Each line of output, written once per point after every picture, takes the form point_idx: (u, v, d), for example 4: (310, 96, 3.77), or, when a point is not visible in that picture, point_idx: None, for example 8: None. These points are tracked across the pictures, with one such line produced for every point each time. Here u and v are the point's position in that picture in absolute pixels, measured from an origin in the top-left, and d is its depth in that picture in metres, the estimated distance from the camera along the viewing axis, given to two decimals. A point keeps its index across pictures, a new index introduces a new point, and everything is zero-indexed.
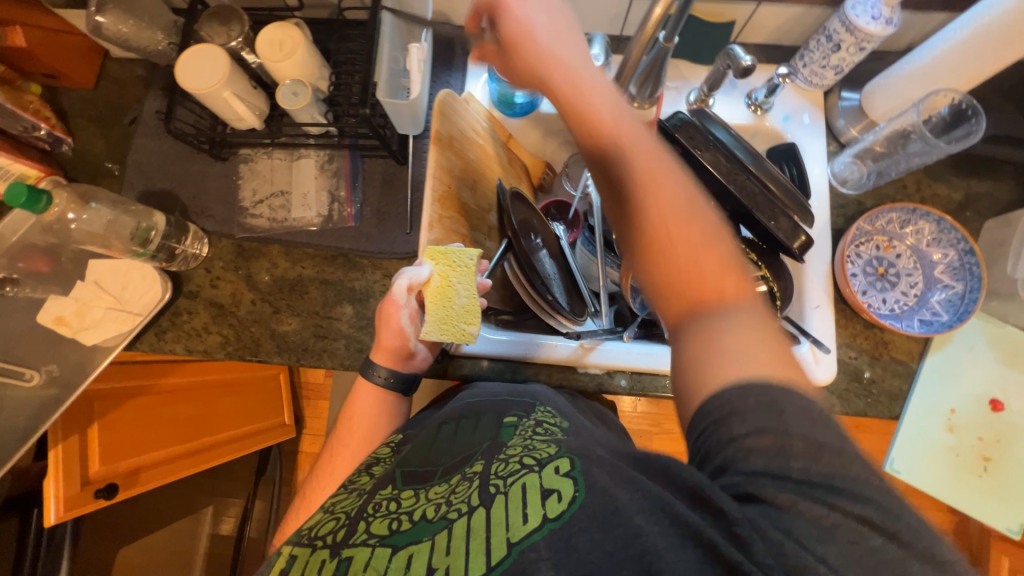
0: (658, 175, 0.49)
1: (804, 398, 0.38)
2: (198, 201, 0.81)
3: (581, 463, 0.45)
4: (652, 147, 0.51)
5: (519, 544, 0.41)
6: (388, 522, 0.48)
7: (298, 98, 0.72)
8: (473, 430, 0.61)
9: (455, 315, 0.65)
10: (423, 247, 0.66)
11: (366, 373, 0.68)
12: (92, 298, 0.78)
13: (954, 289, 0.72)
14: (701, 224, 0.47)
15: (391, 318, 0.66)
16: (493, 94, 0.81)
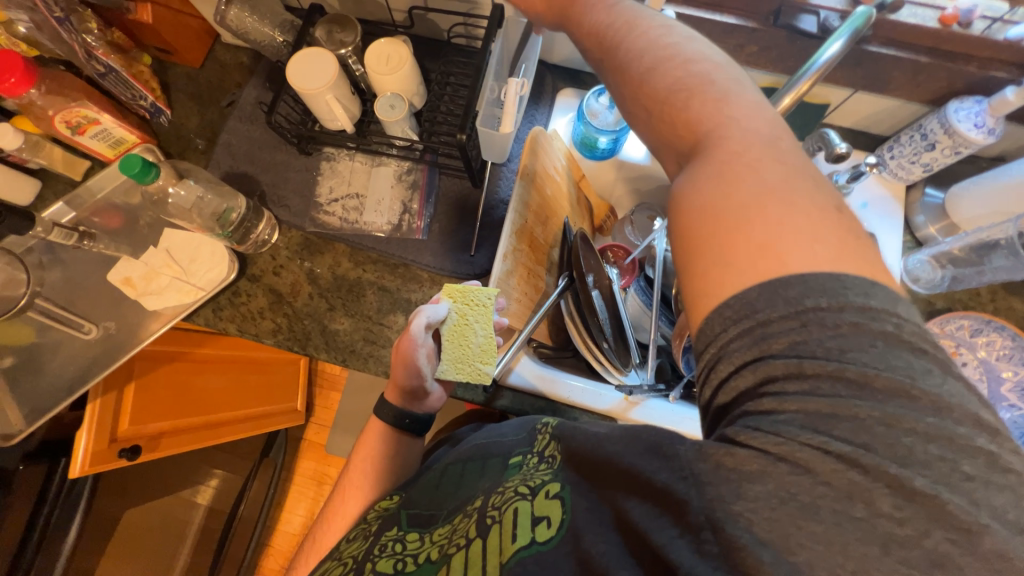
0: (688, 89, 0.43)
1: (829, 319, 0.32)
2: (278, 189, 0.84)
3: (569, 483, 0.45)
4: (688, 50, 0.45)
5: (509, 561, 0.42)
6: (394, 563, 0.53)
7: (394, 111, 0.74)
8: (482, 464, 0.60)
9: (471, 355, 0.66)
10: (442, 287, 0.69)
11: (380, 414, 0.71)
12: (161, 265, 0.81)
13: (1019, 410, 0.70)
14: (703, 89, 0.42)
15: (401, 358, 0.65)
16: (577, 135, 0.83)
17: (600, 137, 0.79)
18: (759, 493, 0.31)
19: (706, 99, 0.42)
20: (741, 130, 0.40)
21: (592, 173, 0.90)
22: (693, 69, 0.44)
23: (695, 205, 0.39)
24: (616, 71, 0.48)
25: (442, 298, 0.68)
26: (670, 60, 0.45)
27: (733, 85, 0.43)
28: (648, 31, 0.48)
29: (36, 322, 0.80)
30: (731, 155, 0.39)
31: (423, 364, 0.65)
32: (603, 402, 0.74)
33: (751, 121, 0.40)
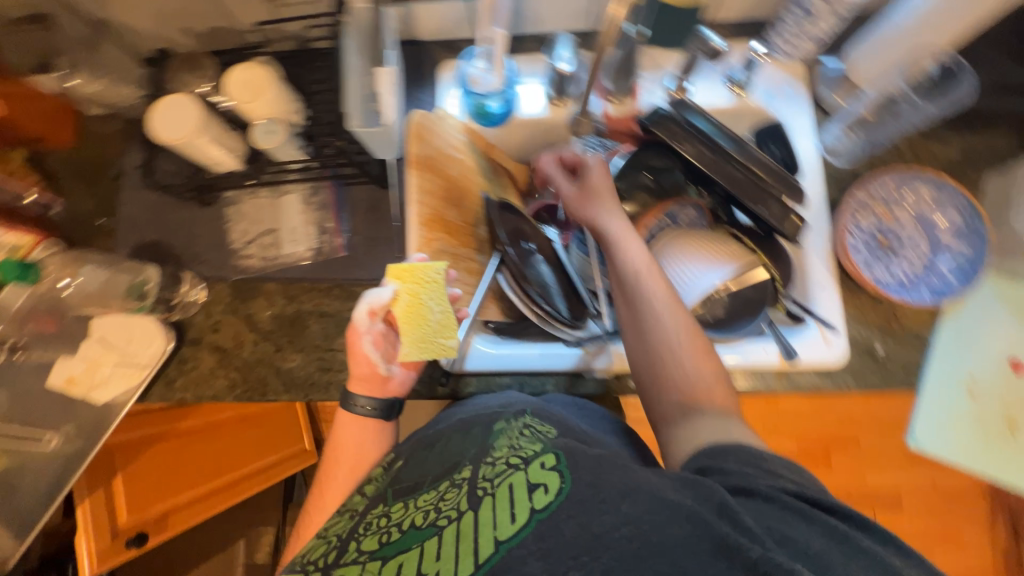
0: (671, 315, 0.60)
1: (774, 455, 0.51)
2: (191, 248, 0.82)
3: (566, 458, 0.50)
4: (658, 272, 0.62)
5: (507, 542, 0.45)
6: (378, 538, 0.52)
7: (273, 136, 0.73)
8: (465, 432, 0.62)
9: (431, 331, 0.65)
10: (388, 267, 0.66)
11: (348, 406, 0.68)
12: (100, 356, 0.79)
13: (960, 253, 0.70)
14: (681, 361, 0.58)
15: (353, 347, 0.66)
16: (468, 107, 0.79)
17: (490, 100, 0.77)
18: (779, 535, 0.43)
19: (684, 334, 0.59)
20: (721, 400, 0.57)
21: (499, 140, 0.87)
22: (697, 335, 0.60)
23: (680, 432, 0.56)
24: (632, 337, 0.61)
25: (388, 281, 0.66)
26: (674, 344, 0.59)
27: (720, 364, 0.60)
28: (659, 279, 0.61)
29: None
30: (710, 402, 0.57)
31: (372, 351, 0.66)
32: (564, 360, 0.74)
33: (726, 396, 0.58)
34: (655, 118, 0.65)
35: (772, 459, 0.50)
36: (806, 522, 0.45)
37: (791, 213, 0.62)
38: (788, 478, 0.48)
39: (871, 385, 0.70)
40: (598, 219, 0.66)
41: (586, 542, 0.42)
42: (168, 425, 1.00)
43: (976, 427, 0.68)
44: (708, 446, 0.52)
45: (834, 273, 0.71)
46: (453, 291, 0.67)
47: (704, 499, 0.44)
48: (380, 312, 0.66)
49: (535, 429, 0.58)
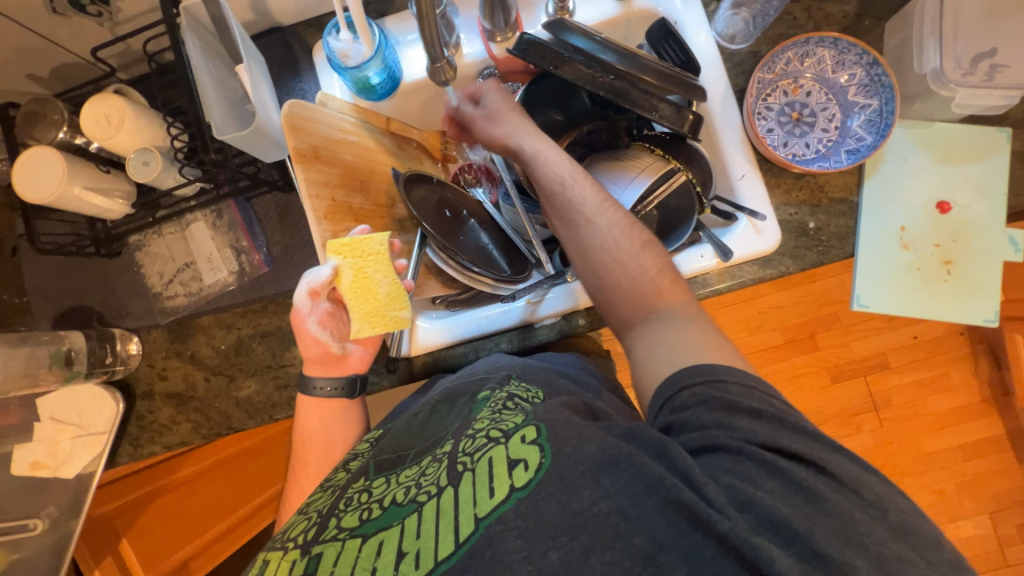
0: (605, 222, 0.58)
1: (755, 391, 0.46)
2: (112, 303, 0.78)
3: (547, 428, 0.46)
4: (585, 182, 0.60)
5: (487, 518, 0.42)
6: (358, 514, 0.49)
7: (150, 167, 0.67)
8: (449, 406, 0.61)
9: (381, 304, 0.64)
10: (325, 243, 0.62)
11: (308, 390, 0.69)
12: (56, 434, 0.77)
13: (870, 107, 0.69)
14: (625, 265, 0.57)
15: (301, 329, 0.67)
16: (349, 85, 0.74)
17: (369, 73, 0.71)
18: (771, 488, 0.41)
19: (624, 238, 0.57)
20: (670, 293, 0.56)
21: (397, 113, 0.83)
22: (635, 233, 0.58)
23: (641, 347, 0.54)
24: (574, 254, 0.59)
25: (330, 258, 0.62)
26: (612, 248, 0.57)
27: (663, 257, 0.58)
28: (586, 189, 0.60)
29: None
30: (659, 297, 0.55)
31: (319, 331, 0.67)
32: (511, 316, 0.74)
33: (675, 287, 0.56)
34: (526, 46, 0.61)
35: (744, 405, 0.45)
36: (777, 478, 0.41)
37: (685, 111, 0.62)
38: (757, 424, 0.43)
39: (810, 262, 0.70)
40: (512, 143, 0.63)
41: (566, 523, 0.41)
42: (164, 479, 0.99)
43: (914, 275, 0.69)
44: (667, 392, 0.48)
45: (752, 159, 0.70)
46: (399, 262, 0.69)
47: (669, 466, 0.42)
48: (322, 290, 0.65)
49: (519, 398, 0.55)
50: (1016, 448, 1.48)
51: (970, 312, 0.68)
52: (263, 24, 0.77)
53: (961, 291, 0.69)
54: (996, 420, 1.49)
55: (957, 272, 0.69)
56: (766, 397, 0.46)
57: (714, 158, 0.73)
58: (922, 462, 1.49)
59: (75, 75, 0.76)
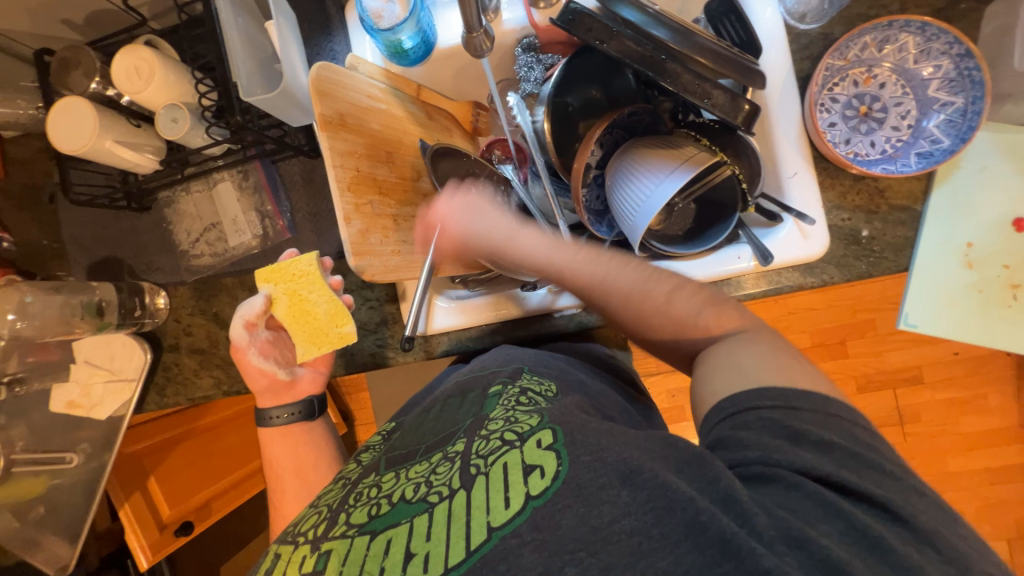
0: (623, 290, 0.56)
1: (821, 419, 0.42)
2: (142, 257, 0.79)
3: (562, 433, 0.45)
4: (590, 258, 0.58)
5: (501, 528, 0.40)
6: (367, 510, 0.48)
7: (179, 124, 0.66)
8: (461, 399, 0.61)
9: (323, 324, 0.66)
10: (256, 274, 0.67)
11: (265, 421, 0.71)
12: (89, 377, 0.81)
13: (953, 106, 0.61)
14: (661, 320, 0.55)
15: (244, 363, 0.69)
16: (381, 48, 0.71)
17: (402, 36, 0.67)
18: (830, 530, 0.37)
19: (648, 297, 0.55)
20: (720, 324, 0.53)
21: (428, 81, 0.78)
22: (654, 286, 0.55)
23: (705, 366, 0.51)
24: (613, 324, 0.59)
25: (261, 287, 0.67)
26: (642, 309, 0.55)
27: (702, 291, 0.56)
28: (594, 264, 0.57)
29: (29, 472, 0.85)
30: (711, 338, 0.53)
31: (262, 361, 0.69)
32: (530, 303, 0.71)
33: (723, 316, 0.54)
34: (571, 16, 0.56)
35: (812, 435, 0.41)
36: (836, 519, 0.37)
37: (740, 100, 0.56)
38: (826, 458, 0.40)
39: (858, 273, 0.64)
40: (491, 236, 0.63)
41: (586, 538, 0.38)
42: (191, 423, 1.04)
43: (974, 298, 0.63)
44: (727, 406, 0.45)
45: (809, 157, 0.64)
46: (335, 279, 0.67)
47: (713, 488, 0.39)
48: (257, 321, 0.67)
49: (532, 392, 0.55)
50: None
51: None
52: None
53: None
54: None
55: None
56: (840, 425, 0.42)
57: (764, 152, 0.67)
58: (944, 482, 1.43)
59: (107, 24, 0.75)
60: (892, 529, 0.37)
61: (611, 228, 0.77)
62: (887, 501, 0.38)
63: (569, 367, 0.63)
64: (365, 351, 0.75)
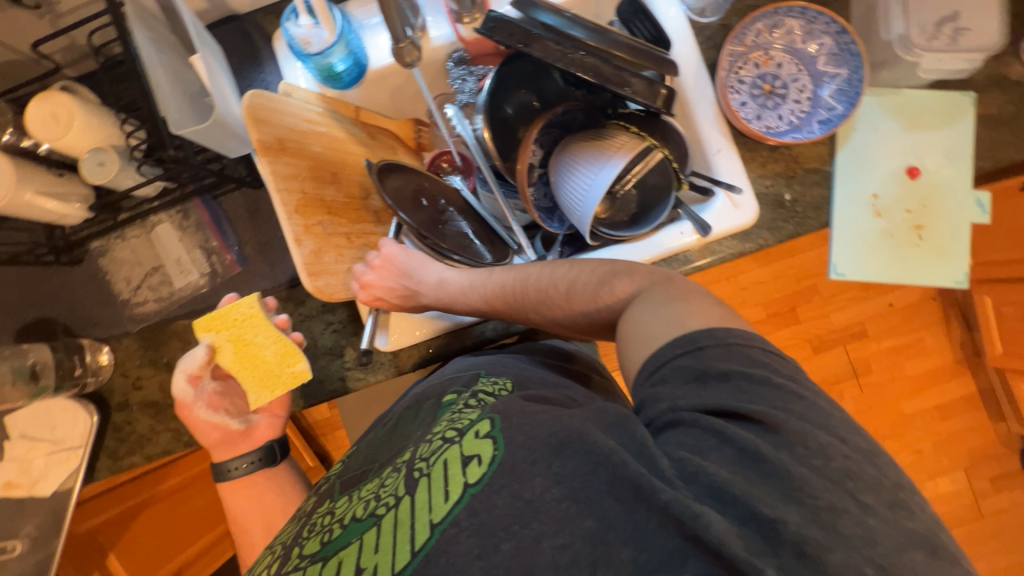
0: (542, 300, 0.61)
1: (726, 351, 0.44)
2: (78, 313, 0.74)
3: (500, 420, 0.45)
4: (510, 284, 0.64)
5: (441, 522, 0.41)
6: (320, 537, 0.47)
7: (106, 168, 0.64)
8: (416, 411, 0.58)
9: (275, 366, 0.65)
10: (195, 325, 0.63)
11: (225, 475, 0.69)
12: (28, 451, 0.74)
13: (840, 77, 0.69)
14: (579, 312, 0.59)
15: (191, 419, 0.65)
16: (314, 73, 0.71)
17: (332, 60, 0.69)
18: (721, 455, 0.40)
19: (562, 298, 0.60)
20: (628, 289, 0.55)
21: (366, 102, 0.80)
22: (555, 289, 0.60)
23: (625, 329, 0.52)
24: (557, 329, 0.64)
25: (201, 337, 0.64)
26: (563, 310, 0.60)
27: (607, 270, 0.58)
28: (516, 288, 0.64)
29: None
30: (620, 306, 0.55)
31: (211, 415, 0.66)
32: None
33: (630, 281, 0.56)
34: (493, 24, 0.59)
35: (718, 372, 0.43)
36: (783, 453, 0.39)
37: (658, 86, 0.61)
38: (729, 391, 0.42)
39: (788, 234, 0.70)
40: (418, 284, 0.71)
41: (518, 512, 0.39)
42: (154, 489, 0.96)
43: (887, 242, 0.70)
44: (647, 365, 0.47)
45: (728, 134, 0.70)
46: (281, 317, 0.66)
47: (625, 439, 0.42)
48: (202, 372, 0.64)
49: (484, 394, 0.53)
50: (988, 407, 1.55)
51: (943, 274, 0.70)
52: (219, 13, 0.74)
53: (933, 253, 0.70)
54: (970, 379, 1.55)
55: (928, 235, 0.70)
56: (745, 352, 0.44)
57: (689, 134, 0.73)
58: (903, 425, 1.54)
59: (16, 74, 0.72)
60: (790, 451, 0.39)
61: (562, 223, 0.80)
62: (779, 423, 0.40)
63: (527, 365, 0.62)
64: (334, 376, 0.72)
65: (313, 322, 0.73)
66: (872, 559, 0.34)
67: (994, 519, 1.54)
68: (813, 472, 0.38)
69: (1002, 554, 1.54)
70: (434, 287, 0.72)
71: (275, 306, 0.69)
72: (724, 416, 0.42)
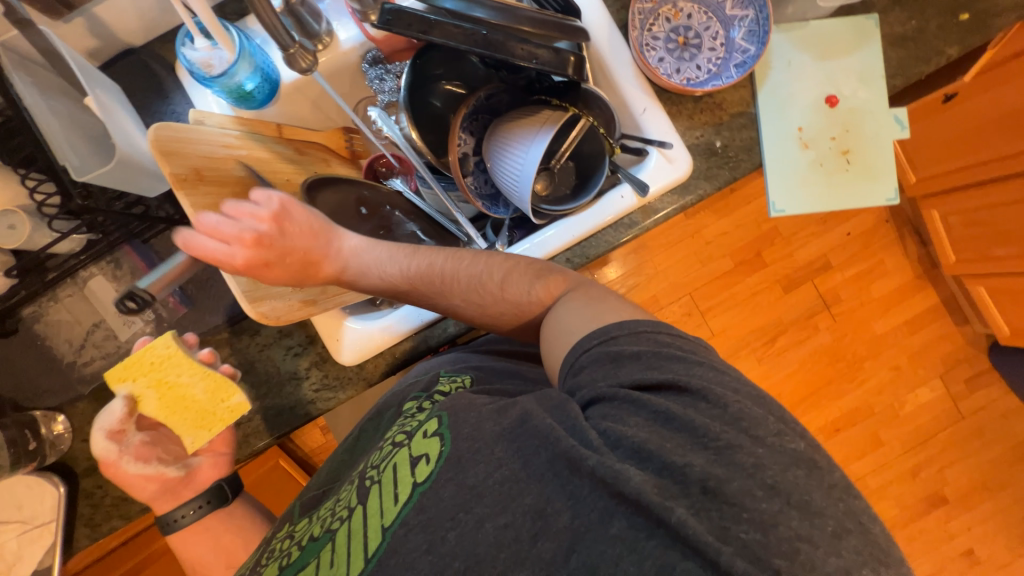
0: (467, 283, 0.59)
1: (639, 335, 0.46)
2: (24, 386, 0.71)
3: (447, 416, 0.45)
4: (441, 262, 0.61)
5: (392, 524, 0.41)
6: (279, 562, 0.47)
7: (17, 231, 0.61)
8: (377, 422, 0.58)
9: (206, 403, 0.63)
10: (107, 377, 0.61)
11: (170, 527, 0.67)
12: (0, 534, 0.72)
13: (748, 18, 0.70)
14: (503, 302, 0.59)
15: (121, 475, 0.63)
16: (224, 96, 0.69)
17: (239, 79, 0.66)
18: (638, 420, 0.41)
19: (489, 284, 0.59)
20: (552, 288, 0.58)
21: (288, 117, 0.78)
22: (490, 276, 0.59)
23: (547, 329, 0.52)
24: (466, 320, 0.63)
25: (117, 389, 0.62)
26: (488, 299, 0.59)
27: (535, 267, 0.60)
28: (444, 266, 0.61)
29: None
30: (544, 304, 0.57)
31: (142, 467, 0.64)
32: None
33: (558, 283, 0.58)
34: (389, 16, 0.58)
35: (631, 352, 0.45)
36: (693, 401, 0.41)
37: (567, 54, 0.61)
38: (642, 366, 0.44)
39: (725, 180, 0.71)
40: (324, 247, 0.62)
41: (461, 500, 0.40)
42: (149, 548, 0.91)
43: (819, 172, 0.72)
44: (569, 358, 0.47)
45: (650, 91, 0.70)
46: (203, 352, 0.64)
47: (562, 418, 0.42)
48: (124, 427, 0.63)
49: (439, 393, 0.53)
50: (953, 313, 1.61)
51: (876, 194, 0.73)
52: (115, 50, 0.71)
53: (864, 176, 0.73)
54: (932, 290, 1.61)
55: (856, 159, 0.72)
56: (654, 334, 0.46)
57: (615, 98, 0.73)
58: (877, 345, 1.60)
59: None
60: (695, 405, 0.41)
61: (507, 207, 0.80)
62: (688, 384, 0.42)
63: (491, 358, 0.62)
64: (304, 400, 0.72)
65: (273, 349, 0.72)
66: (781, 489, 0.37)
67: (974, 417, 1.61)
68: (713, 419, 0.40)
69: (988, 449, 1.62)
70: (342, 252, 0.64)
71: (196, 341, 0.67)
72: (641, 388, 0.43)
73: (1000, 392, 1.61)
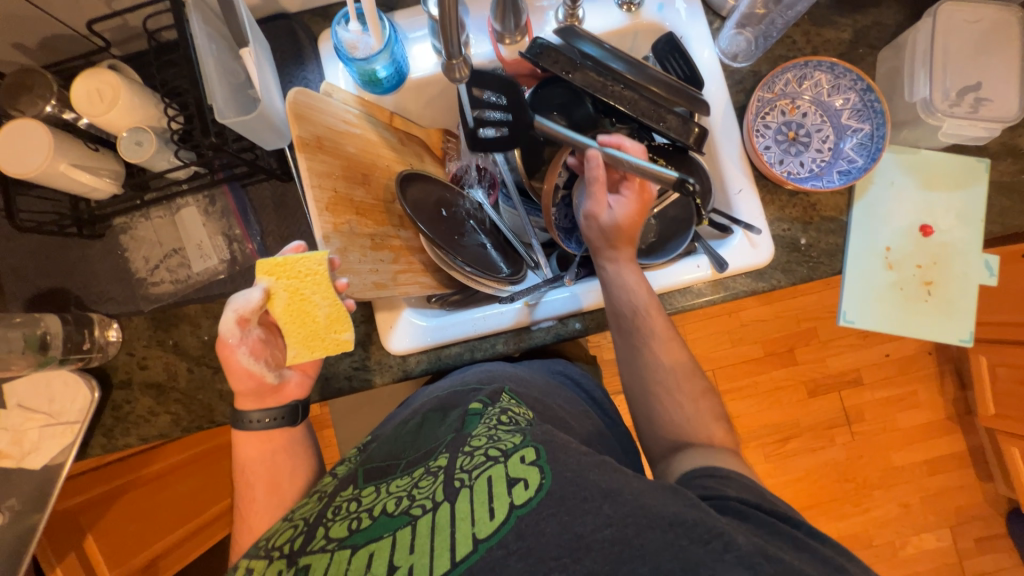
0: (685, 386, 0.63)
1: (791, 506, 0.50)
2: (92, 288, 0.74)
3: (546, 451, 0.46)
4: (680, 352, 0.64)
5: (487, 540, 0.41)
6: (348, 523, 0.46)
7: (143, 147, 0.65)
8: (441, 416, 0.58)
9: (321, 328, 0.63)
10: (258, 265, 0.61)
11: (242, 425, 0.64)
12: (23, 422, 0.73)
13: (862, 132, 0.72)
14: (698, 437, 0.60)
15: (230, 360, 0.61)
16: (354, 77, 0.73)
17: (376, 66, 0.70)
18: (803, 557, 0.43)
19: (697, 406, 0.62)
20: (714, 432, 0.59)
21: (400, 108, 0.81)
22: (707, 408, 0.62)
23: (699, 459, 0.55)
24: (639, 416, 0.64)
25: (260, 279, 0.61)
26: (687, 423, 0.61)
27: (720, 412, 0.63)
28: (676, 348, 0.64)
29: None
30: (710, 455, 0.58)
31: (251, 362, 0.62)
32: (506, 318, 0.73)
33: (719, 430, 0.60)
34: (539, 50, 0.62)
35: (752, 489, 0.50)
36: (802, 550, 0.44)
37: (691, 124, 0.63)
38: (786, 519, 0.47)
39: (801, 276, 0.72)
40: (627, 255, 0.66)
41: (568, 544, 0.40)
42: (136, 472, 0.92)
43: (896, 294, 0.72)
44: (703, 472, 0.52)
45: (750, 175, 0.72)
46: (341, 282, 0.61)
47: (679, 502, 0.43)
48: (252, 316, 0.61)
49: (513, 413, 0.54)
50: (976, 465, 1.55)
51: (945, 330, 0.72)
52: (269, 10, 0.76)
53: (938, 311, 0.72)
54: (960, 436, 1.55)
55: (936, 293, 0.72)
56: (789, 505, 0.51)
57: (713, 172, 0.75)
58: (891, 476, 1.54)
59: (64, 49, 0.71)
60: (819, 537, 0.46)
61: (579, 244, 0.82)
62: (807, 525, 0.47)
63: (544, 388, 0.64)
64: (342, 374, 0.73)
65: None
66: None
67: None
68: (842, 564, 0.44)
69: None
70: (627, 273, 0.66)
71: None
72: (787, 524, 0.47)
73: (1010, 561, 1.52)
